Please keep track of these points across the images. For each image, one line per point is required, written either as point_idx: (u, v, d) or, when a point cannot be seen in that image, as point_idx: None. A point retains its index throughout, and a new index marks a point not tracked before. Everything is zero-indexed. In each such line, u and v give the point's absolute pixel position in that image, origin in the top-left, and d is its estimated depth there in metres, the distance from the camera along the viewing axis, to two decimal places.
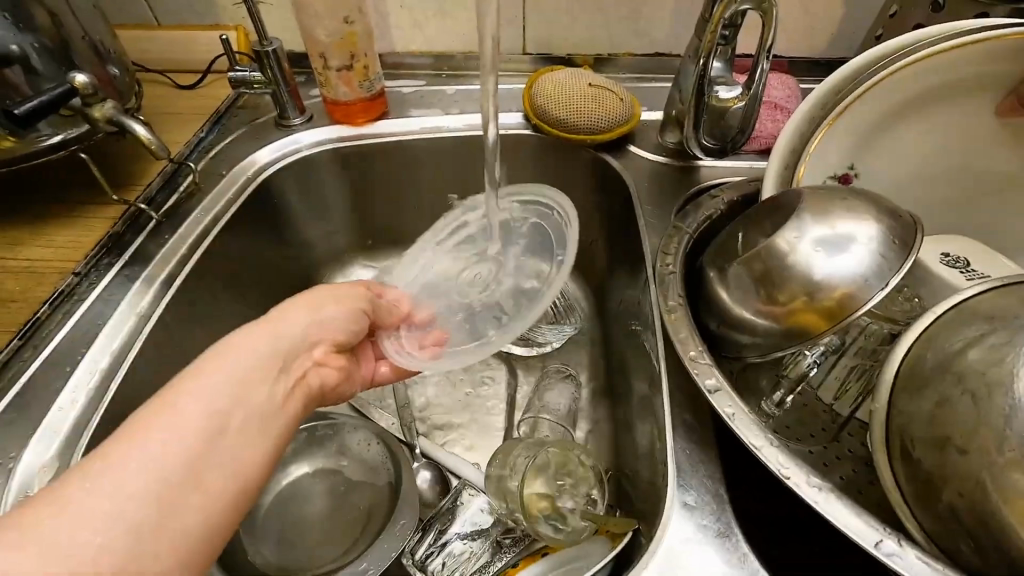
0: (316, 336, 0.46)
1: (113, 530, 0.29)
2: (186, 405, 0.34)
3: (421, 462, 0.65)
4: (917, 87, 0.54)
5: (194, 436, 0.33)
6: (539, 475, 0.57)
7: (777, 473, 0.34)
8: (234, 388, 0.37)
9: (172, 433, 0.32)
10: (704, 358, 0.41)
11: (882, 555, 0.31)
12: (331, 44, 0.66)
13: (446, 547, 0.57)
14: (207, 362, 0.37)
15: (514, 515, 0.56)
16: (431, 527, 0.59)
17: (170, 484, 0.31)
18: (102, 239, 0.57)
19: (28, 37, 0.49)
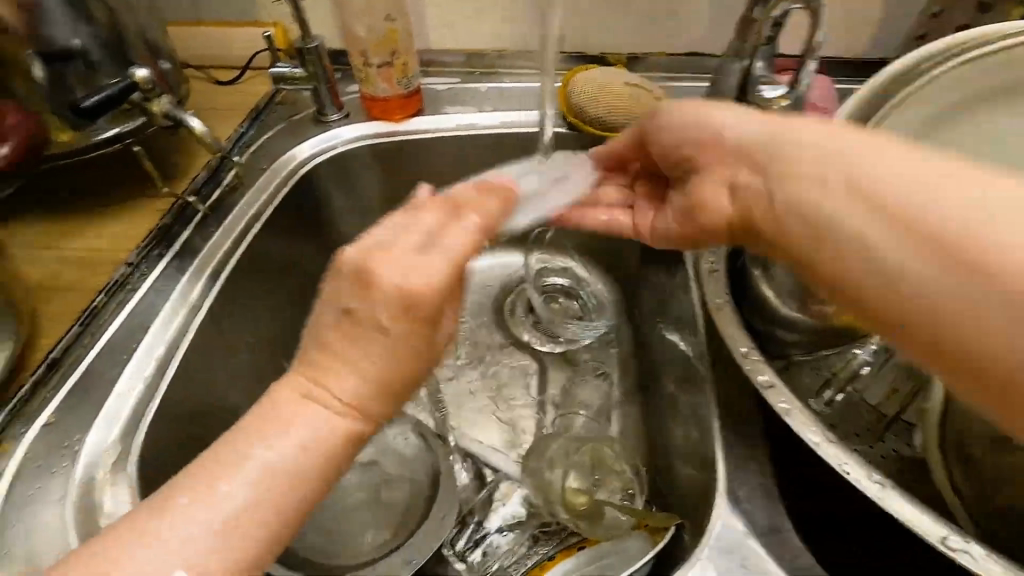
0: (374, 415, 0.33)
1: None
2: (266, 453, 0.30)
3: (456, 455, 0.65)
4: (963, 88, 0.54)
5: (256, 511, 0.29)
6: (576, 470, 0.59)
7: (835, 467, 0.35)
8: (311, 459, 0.31)
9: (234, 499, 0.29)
10: (755, 354, 0.42)
11: (946, 548, 0.31)
12: (372, 42, 0.67)
13: (485, 539, 0.58)
14: (287, 407, 0.32)
15: (552, 509, 0.57)
16: (471, 520, 0.60)
17: (247, 542, 0.29)
18: (153, 231, 0.58)
19: (89, 32, 0.51)
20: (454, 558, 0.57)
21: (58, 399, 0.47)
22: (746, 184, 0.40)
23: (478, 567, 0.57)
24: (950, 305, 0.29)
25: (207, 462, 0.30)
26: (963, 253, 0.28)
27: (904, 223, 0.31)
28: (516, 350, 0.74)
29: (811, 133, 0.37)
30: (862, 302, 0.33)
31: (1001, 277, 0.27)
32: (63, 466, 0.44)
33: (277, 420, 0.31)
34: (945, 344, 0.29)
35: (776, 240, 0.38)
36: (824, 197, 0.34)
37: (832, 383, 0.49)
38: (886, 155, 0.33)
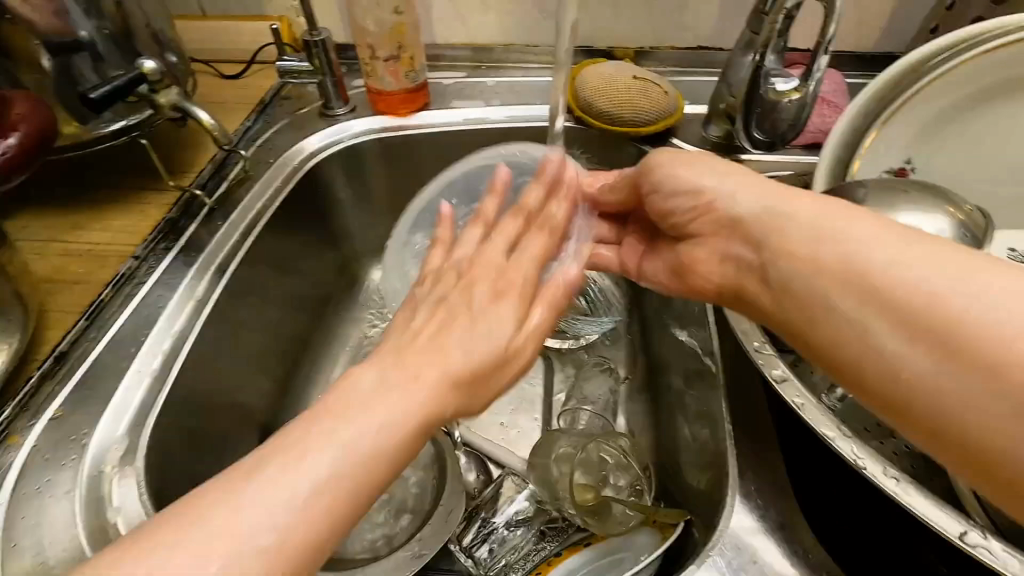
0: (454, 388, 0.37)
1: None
2: (329, 452, 0.31)
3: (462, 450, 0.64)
4: (972, 83, 0.54)
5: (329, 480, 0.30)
6: (583, 466, 0.58)
7: (851, 461, 0.34)
8: (381, 435, 0.32)
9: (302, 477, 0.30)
10: (769, 348, 0.41)
11: (968, 546, 0.30)
12: (380, 35, 0.66)
13: (493, 535, 0.57)
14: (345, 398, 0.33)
15: (559, 505, 0.57)
16: (477, 515, 0.59)
17: (323, 516, 0.29)
18: (159, 224, 0.58)
19: (97, 24, 0.51)
20: (460, 553, 0.56)
21: (67, 392, 0.47)
22: (740, 256, 0.43)
23: (485, 564, 0.55)
24: (939, 394, 0.30)
25: (262, 459, 0.30)
26: (949, 343, 0.30)
27: (888, 314, 0.32)
28: None
29: (816, 208, 0.38)
30: (885, 396, 0.33)
31: (987, 369, 0.29)
32: (72, 458, 0.44)
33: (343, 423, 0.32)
34: (936, 426, 0.30)
35: (796, 331, 0.38)
36: (816, 284, 0.36)
37: None
38: (881, 237, 0.35)
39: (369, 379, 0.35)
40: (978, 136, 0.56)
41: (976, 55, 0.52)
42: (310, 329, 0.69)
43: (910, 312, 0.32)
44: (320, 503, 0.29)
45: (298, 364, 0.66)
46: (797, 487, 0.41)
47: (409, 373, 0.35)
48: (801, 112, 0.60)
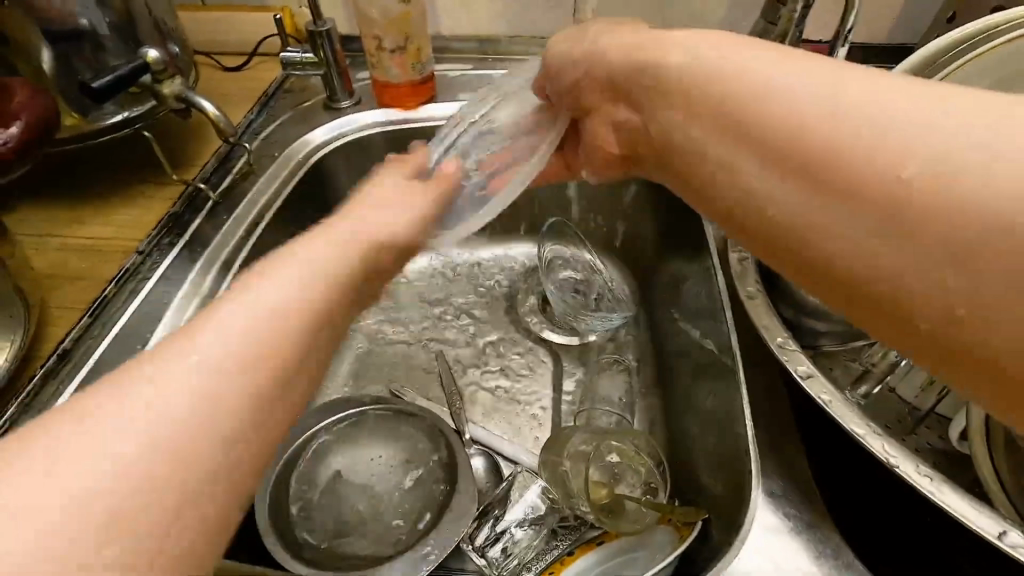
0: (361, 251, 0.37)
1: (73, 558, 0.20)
2: (205, 354, 0.25)
3: (474, 449, 0.64)
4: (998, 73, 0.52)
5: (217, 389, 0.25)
6: (592, 463, 0.58)
7: (882, 459, 0.33)
8: (291, 318, 0.29)
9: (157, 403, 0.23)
10: (792, 344, 0.40)
11: (1007, 547, 0.29)
12: (386, 25, 0.65)
13: (504, 534, 0.57)
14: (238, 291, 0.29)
15: (574, 503, 0.56)
16: (490, 512, 0.58)
17: (225, 441, 0.25)
18: (163, 219, 0.57)
19: (98, 12, 0.49)
20: (473, 553, 0.55)
21: (69, 392, 0.46)
22: (628, 123, 0.39)
23: (497, 564, 0.54)
24: (798, 222, 0.26)
25: (111, 396, 0.23)
26: (845, 186, 0.24)
27: (756, 142, 0.28)
28: (532, 342, 0.73)
29: (726, 42, 0.32)
30: (852, 288, 0.25)
31: (854, 196, 0.24)
32: None
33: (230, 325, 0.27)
34: (903, 308, 0.23)
35: (737, 209, 0.30)
36: (687, 115, 0.32)
37: (868, 377, 0.48)
38: (830, 83, 0.26)
39: (237, 284, 0.30)
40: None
41: (997, 44, 0.51)
42: None
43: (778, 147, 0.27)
44: (209, 433, 0.24)
45: None
46: (824, 488, 0.40)
47: (289, 270, 0.32)
48: None
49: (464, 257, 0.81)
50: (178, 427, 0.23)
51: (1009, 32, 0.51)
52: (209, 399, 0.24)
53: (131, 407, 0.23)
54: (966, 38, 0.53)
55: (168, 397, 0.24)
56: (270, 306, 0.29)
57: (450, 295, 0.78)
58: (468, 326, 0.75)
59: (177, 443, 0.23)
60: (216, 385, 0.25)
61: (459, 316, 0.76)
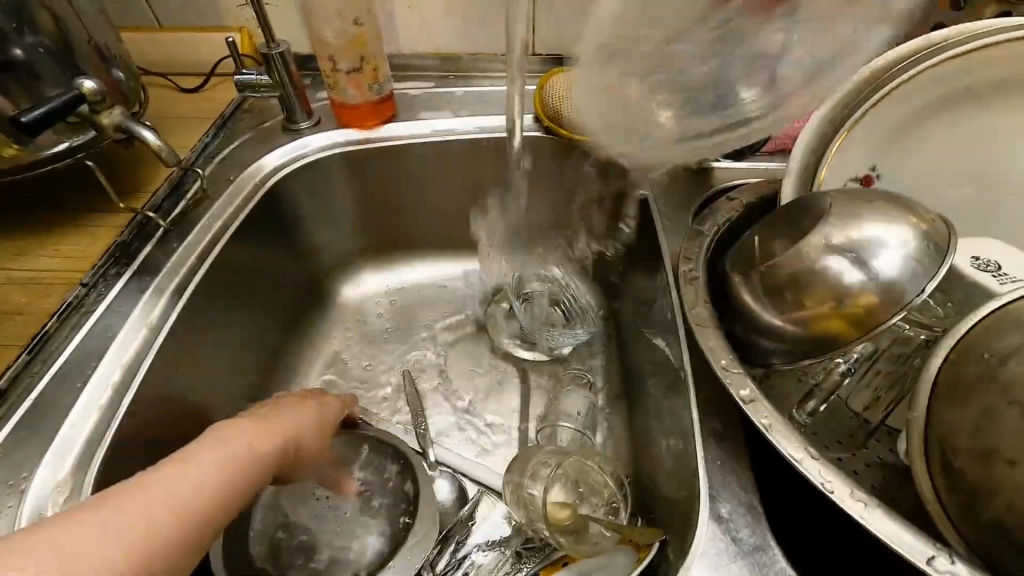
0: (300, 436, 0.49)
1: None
2: (174, 485, 0.36)
3: (438, 472, 0.63)
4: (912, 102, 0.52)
5: (173, 515, 0.34)
6: (558, 484, 0.55)
7: (818, 485, 0.34)
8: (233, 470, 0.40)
9: (135, 513, 0.33)
10: (736, 366, 0.41)
11: (935, 571, 0.31)
12: (341, 47, 0.64)
13: (467, 559, 0.56)
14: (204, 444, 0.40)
15: (536, 525, 0.54)
16: (451, 537, 0.58)
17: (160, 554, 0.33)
18: (109, 248, 0.56)
19: (31, 40, 0.48)
20: None
21: (4, 434, 0.44)
22: None
23: None
24: None
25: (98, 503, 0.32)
26: None
27: None
28: (499, 359, 0.73)
29: None
30: None
31: None
32: (8, 506, 0.41)
33: (211, 445, 0.40)
34: None
35: None
36: None
37: (816, 394, 0.48)
38: None
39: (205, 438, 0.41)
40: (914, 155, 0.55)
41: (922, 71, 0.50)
42: (273, 349, 0.67)
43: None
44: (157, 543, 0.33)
45: (260, 390, 0.65)
46: (769, 507, 0.41)
47: (240, 437, 0.43)
48: (770, 110, 0.61)
49: (432, 274, 0.80)
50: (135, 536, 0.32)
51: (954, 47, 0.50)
52: (169, 518, 0.34)
53: (111, 517, 0.32)
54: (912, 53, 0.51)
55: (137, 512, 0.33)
56: (226, 459, 0.40)
57: (417, 318, 0.76)
58: (443, 339, 0.75)
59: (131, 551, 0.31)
60: (176, 507, 0.35)
61: (430, 337, 0.75)
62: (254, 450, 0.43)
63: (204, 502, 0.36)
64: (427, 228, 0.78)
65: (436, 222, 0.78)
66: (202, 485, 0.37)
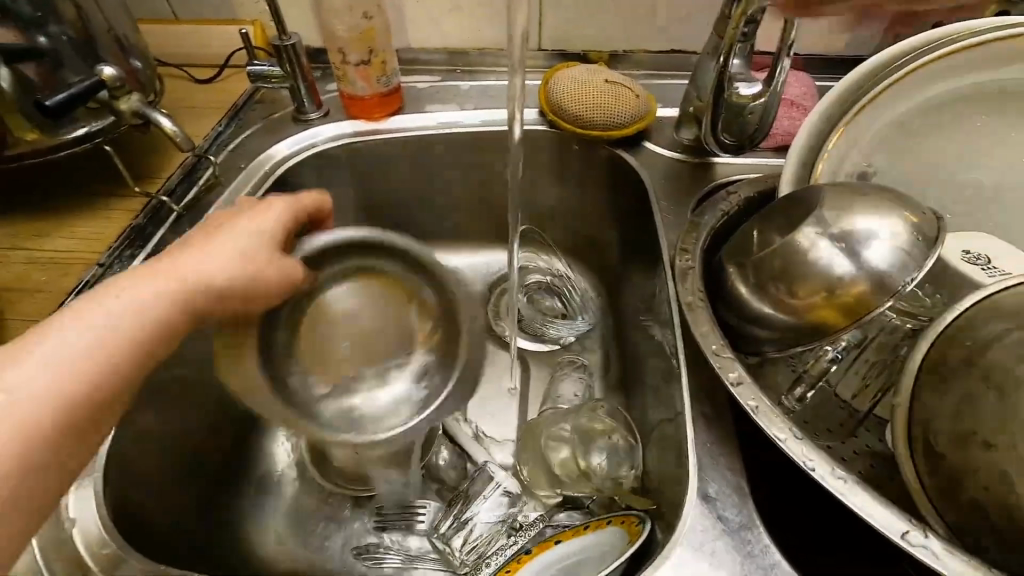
0: (236, 259, 0.43)
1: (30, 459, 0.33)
2: (65, 347, 0.36)
3: (444, 442, 0.62)
4: (912, 99, 0.53)
5: (64, 376, 0.35)
6: (571, 448, 0.59)
7: (801, 463, 0.36)
8: (134, 322, 0.39)
9: (24, 379, 0.34)
10: (727, 351, 0.42)
11: (907, 545, 0.32)
12: (350, 39, 0.66)
13: (468, 525, 0.57)
14: (102, 293, 0.39)
15: (557, 488, 0.58)
16: (457, 502, 0.59)
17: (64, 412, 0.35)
18: (126, 231, 0.58)
19: (55, 30, 0.50)
20: (439, 540, 0.58)
21: None
22: None
23: (458, 552, 0.57)
24: None
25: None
26: None
27: None
28: (500, 348, 0.74)
29: None
30: None
31: None
32: None
33: (101, 299, 0.38)
34: None
35: None
36: None
37: (805, 379, 0.50)
38: None
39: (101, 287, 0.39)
40: (911, 152, 0.55)
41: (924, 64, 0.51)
42: None
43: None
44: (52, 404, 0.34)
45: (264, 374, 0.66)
46: (758, 492, 0.42)
47: (142, 280, 0.40)
48: (770, 112, 0.61)
49: None
50: (30, 399, 0.34)
51: (944, 47, 0.51)
52: (60, 381, 0.35)
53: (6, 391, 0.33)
54: (913, 48, 0.53)
55: (29, 381, 0.34)
56: (123, 310, 0.38)
57: None
58: None
59: (22, 417, 0.33)
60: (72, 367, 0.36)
61: None
62: (158, 297, 0.40)
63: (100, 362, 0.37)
64: (431, 219, 0.80)
65: (440, 213, 0.79)
66: (97, 344, 0.37)
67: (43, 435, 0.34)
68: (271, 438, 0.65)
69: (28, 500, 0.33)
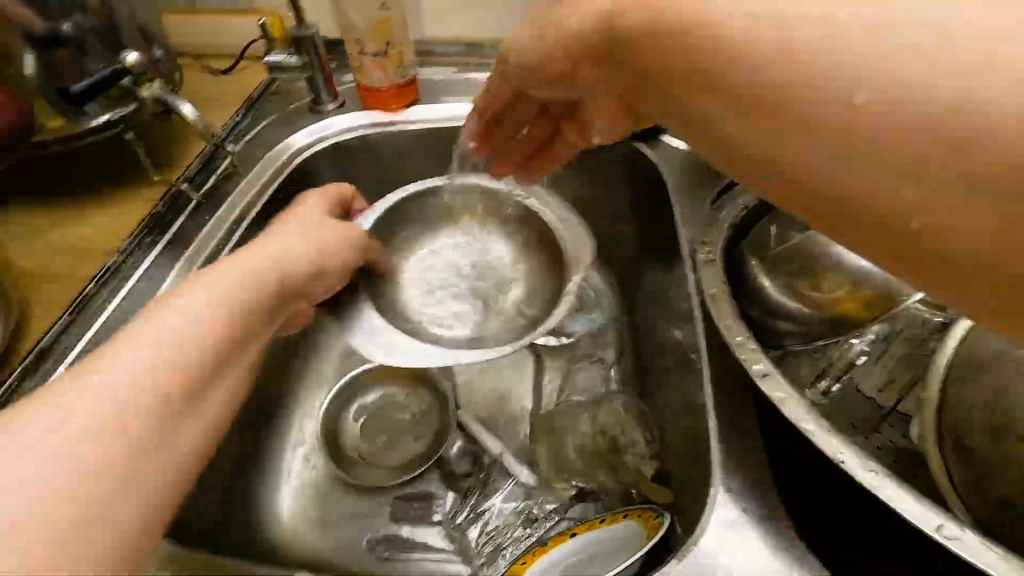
0: (307, 244, 0.45)
1: (157, 447, 0.32)
2: (161, 339, 0.35)
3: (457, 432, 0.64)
4: None
5: (170, 364, 0.35)
6: (591, 441, 0.59)
7: (831, 454, 0.36)
8: (220, 308, 0.39)
9: (134, 370, 0.33)
10: (752, 343, 0.42)
11: (942, 538, 0.32)
12: (368, 30, 0.66)
13: (484, 516, 0.58)
14: (182, 291, 0.39)
15: (571, 481, 0.58)
16: (472, 494, 0.60)
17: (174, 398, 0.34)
18: (146, 219, 0.58)
19: (80, 18, 0.50)
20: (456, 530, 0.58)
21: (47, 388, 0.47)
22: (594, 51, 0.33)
23: (476, 544, 0.57)
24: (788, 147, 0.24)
25: (91, 368, 0.32)
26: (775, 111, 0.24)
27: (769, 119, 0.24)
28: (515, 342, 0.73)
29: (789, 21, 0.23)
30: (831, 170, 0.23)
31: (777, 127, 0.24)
32: None
33: (180, 296, 0.38)
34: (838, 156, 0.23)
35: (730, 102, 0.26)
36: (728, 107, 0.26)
37: (830, 372, 0.48)
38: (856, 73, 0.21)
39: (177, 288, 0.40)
40: None
41: None
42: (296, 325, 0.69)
43: (845, 76, 0.22)
44: (166, 389, 0.34)
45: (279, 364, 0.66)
46: (782, 482, 0.43)
47: (216, 275, 0.40)
48: None
49: None
50: (142, 385, 0.33)
51: None
52: (169, 367, 0.34)
53: (113, 379, 0.32)
54: None
55: (135, 368, 0.33)
56: (209, 299, 0.39)
57: None
58: None
59: (140, 400, 0.32)
60: (176, 356, 0.35)
61: None
62: (244, 286, 0.41)
63: (202, 350, 0.37)
64: None
65: None
66: (195, 335, 0.37)
67: (165, 421, 0.33)
68: (282, 432, 0.66)
69: (136, 491, 0.30)
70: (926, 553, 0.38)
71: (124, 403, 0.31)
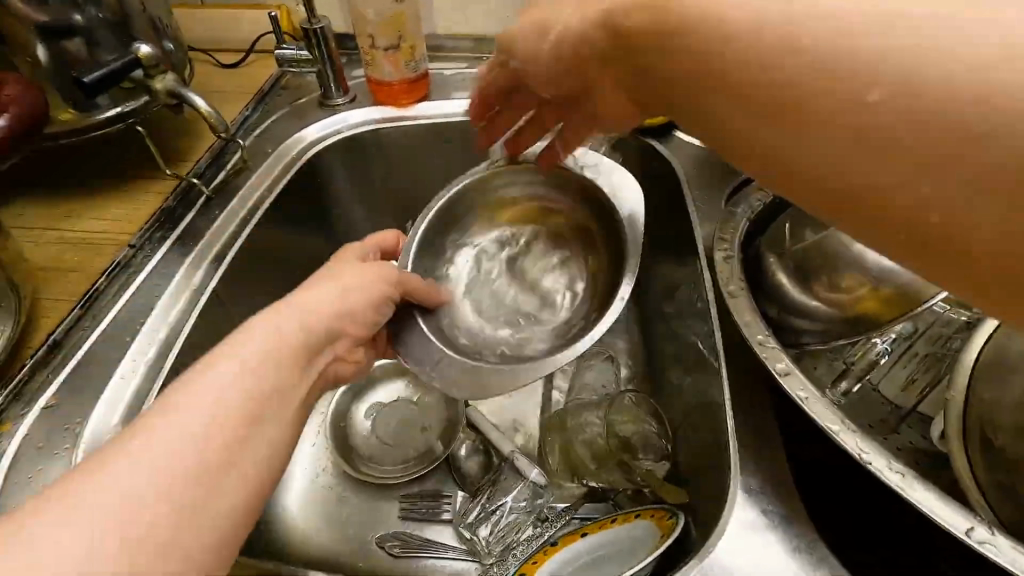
0: (357, 295, 0.40)
1: (199, 537, 0.26)
2: (205, 403, 0.29)
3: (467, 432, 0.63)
4: None
5: (203, 442, 0.28)
6: (602, 440, 0.58)
7: (855, 455, 0.35)
8: (271, 365, 0.33)
9: (171, 446, 0.27)
10: (772, 341, 0.41)
11: (973, 543, 0.31)
12: (379, 24, 0.65)
13: (496, 514, 0.57)
14: (222, 349, 0.32)
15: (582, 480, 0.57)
16: (483, 493, 0.59)
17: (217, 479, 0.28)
18: (156, 213, 0.57)
19: (91, 9, 0.50)
20: (465, 529, 0.57)
21: (58, 381, 0.46)
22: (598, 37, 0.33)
23: (485, 542, 0.56)
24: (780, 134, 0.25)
25: (130, 439, 0.27)
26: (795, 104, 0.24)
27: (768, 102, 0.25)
28: None
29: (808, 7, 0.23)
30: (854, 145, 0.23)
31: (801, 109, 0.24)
32: (65, 449, 0.43)
33: (229, 351, 0.32)
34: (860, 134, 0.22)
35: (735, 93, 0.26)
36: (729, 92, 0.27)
37: (852, 372, 0.48)
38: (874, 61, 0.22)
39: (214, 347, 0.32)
40: None
41: None
42: None
43: (859, 71, 0.22)
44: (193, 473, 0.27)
45: None
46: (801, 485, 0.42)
47: (272, 323, 0.35)
48: None
49: None
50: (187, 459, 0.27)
51: None
52: (198, 445, 0.27)
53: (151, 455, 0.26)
54: None
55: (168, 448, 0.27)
56: (261, 354, 0.33)
57: None
58: None
59: (173, 484, 0.26)
60: (214, 429, 0.28)
61: None
62: (297, 339, 0.35)
63: (244, 419, 0.30)
64: None
65: None
66: (239, 394, 0.30)
67: (213, 506, 0.27)
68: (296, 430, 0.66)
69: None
70: (950, 556, 0.38)
71: (157, 487, 0.26)
